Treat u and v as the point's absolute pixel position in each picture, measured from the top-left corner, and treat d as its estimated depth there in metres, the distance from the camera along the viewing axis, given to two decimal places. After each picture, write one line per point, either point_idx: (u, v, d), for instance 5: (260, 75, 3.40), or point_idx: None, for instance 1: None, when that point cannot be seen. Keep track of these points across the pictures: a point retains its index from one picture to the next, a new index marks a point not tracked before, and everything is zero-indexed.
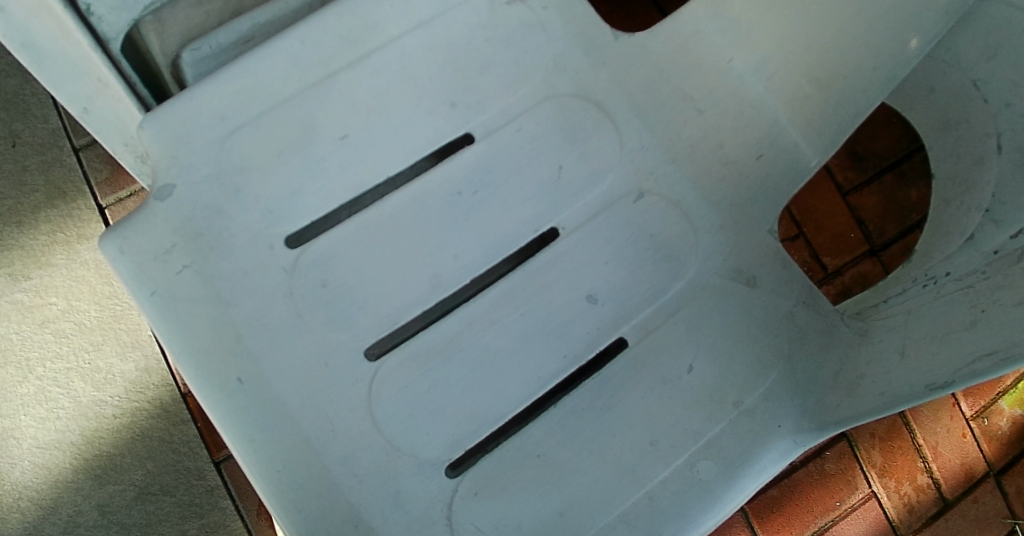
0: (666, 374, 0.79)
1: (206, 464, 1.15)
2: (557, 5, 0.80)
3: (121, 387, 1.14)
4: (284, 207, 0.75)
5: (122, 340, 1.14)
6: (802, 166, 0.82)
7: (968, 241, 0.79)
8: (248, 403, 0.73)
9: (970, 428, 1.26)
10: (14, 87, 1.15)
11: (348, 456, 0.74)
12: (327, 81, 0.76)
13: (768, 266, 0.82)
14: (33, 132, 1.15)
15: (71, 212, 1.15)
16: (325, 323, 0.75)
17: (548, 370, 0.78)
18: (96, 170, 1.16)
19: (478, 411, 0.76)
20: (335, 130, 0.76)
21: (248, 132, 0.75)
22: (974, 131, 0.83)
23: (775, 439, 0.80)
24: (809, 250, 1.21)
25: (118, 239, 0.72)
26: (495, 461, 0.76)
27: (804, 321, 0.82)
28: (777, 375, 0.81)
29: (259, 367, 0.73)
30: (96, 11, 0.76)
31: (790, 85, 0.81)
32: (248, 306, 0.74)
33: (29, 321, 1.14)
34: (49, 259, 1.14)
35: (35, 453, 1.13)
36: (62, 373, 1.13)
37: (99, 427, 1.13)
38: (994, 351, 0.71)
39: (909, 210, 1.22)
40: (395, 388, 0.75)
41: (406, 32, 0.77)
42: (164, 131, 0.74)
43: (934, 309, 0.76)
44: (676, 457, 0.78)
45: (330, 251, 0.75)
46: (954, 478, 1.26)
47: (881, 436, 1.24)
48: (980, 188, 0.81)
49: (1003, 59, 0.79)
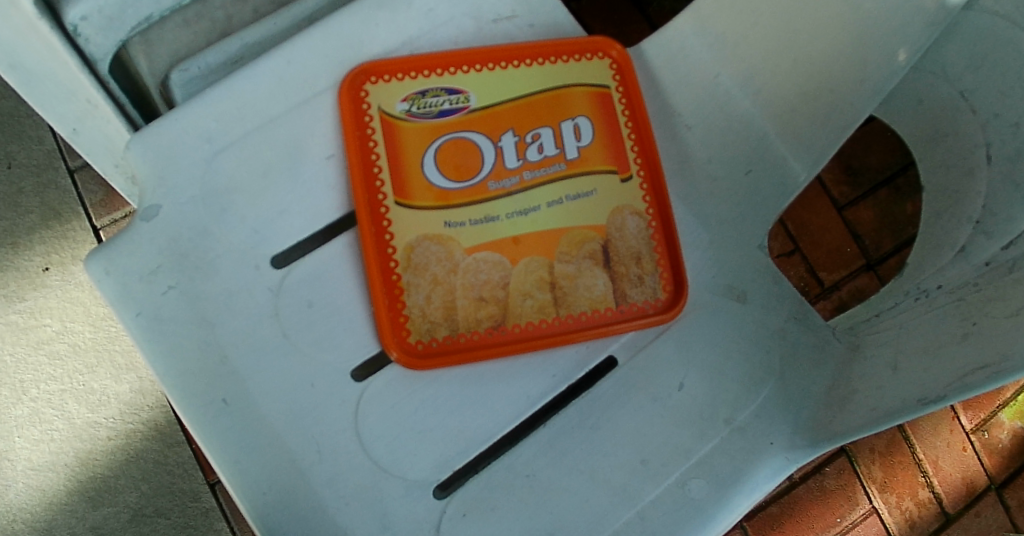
0: (656, 392, 0.78)
1: (200, 485, 1.13)
2: (543, 23, 0.81)
3: (115, 409, 1.13)
4: (270, 227, 0.75)
5: (116, 361, 1.14)
6: (791, 182, 0.82)
7: (960, 253, 0.79)
8: (233, 426, 0.72)
9: (970, 442, 1.25)
10: (9, 109, 1.16)
11: (334, 478, 0.73)
12: (314, 99, 0.76)
13: (758, 281, 0.81)
14: (29, 153, 1.16)
15: (67, 233, 1.15)
16: (313, 343, 0.74)
17: (537, 389, 0.77)
18: (91, 192, 1.16)
19: (466, 430, 0.76)
20: (321, 150, 0.76)
21: (233, 152, 0.75)
22: (963, 142, 0.81)
23: (768, 457, 0.78)
24: (805, 265, 1.21)
25: (104, 260, 0.72)
26: (484, 481, 0.75)
27: (795, 337, 0.81)
28: (768, 391, 0.80)
29: (245, 388, 0.73)
30: (83, 32, 0.73)
31: (779, 100, 0.81)
32: (235, 326, 0.73)
33: (23, 343, 1.13)
34: (44, 280, 1.14)
35: (30, 475, 1.12)
36: (56, 395, 1.13)
37: (93, 449, 1.12)
38: (987, 364, 0.68)
39: (906, 223, 1.21)
40: (383, 408, 0.75)
41: (392, 51, 0.78)
42: (151, 151, 0.74)
43: (929, 322, 0.76)
44: (667, 476, 0.77)
45: (316, 270, 0.75)
46: (955, 492, 1.24)
47: (881, 451, 1.23)
48: (970, 199, 0.80)
49: (989, 69, 0.78)
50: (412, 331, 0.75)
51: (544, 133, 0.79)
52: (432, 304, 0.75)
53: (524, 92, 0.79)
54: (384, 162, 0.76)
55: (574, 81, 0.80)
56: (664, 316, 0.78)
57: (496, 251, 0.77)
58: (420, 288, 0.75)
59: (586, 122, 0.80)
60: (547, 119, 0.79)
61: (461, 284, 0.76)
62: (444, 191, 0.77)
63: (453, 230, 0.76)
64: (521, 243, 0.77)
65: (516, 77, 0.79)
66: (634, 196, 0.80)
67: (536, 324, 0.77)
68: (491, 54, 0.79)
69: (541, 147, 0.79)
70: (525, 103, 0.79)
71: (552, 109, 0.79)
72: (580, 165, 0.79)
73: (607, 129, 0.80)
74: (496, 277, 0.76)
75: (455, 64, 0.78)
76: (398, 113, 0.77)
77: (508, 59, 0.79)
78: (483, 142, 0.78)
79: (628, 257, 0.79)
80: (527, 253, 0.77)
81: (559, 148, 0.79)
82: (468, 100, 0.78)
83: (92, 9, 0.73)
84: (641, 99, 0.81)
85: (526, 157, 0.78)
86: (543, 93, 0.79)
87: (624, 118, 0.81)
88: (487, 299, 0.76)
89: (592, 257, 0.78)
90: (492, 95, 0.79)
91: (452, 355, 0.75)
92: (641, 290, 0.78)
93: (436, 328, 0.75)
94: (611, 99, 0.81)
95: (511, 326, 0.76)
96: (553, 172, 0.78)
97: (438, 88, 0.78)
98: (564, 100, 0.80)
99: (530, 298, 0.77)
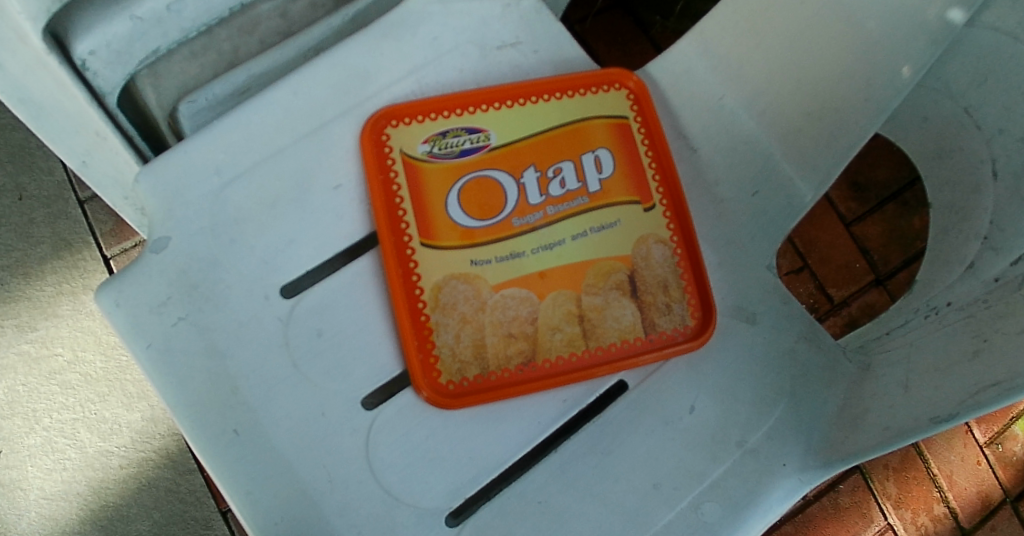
0: (668, 415, 0.78)
1: (213, 513, 1.13)
2: (547, 49, 0.82)
3: (127, 438, 1.13)
4: (279, 257, 0.75)
5: (128, 391, 1.14)
6: (797, 202, 0.83)
7: (969, 269, 0.79)
8: (244, 456, 0.72)
9: (984, 455, 1.25)
10: (20, 141, 1.17)
11: (346, 507, 0.73)
12: (320, 130, 0.77)
13: (767, 302, 0.81)
14: (39, 185, 1.17)
15: (77, 263, 1.16)
16: (322, 373, 0.75)
17: (548, 414, 0.77)
18: (101, 222, 1.17)
19: (477, 457, 0.76)
20: (329, 180, 0.77)
21: (242, 184, 0.75)
22: (968, 158, 0.81)
23: (781, 478, 0.78)
24: (814, 282, 1.21)
25: (114, 292, 0.72)
26: (496, 508, 0.75)
27: (806, 357, 0.81)
28: (780, 412, 0.79)
29: (256, 418, 0.73)
30: (92, 67, 0.72)
31: (783, 120, 0.82)
32: (246, 356, 0.73)
33: (35, 373, 1.13)
34: (55, 310, 1.15)
35: (42, 504, 1.11)
36: (69, 424, 1.13)
37: (105, 478, 1.12)
38: (999, 382, 0.68)
39: (913, 238, 1.22)
40: (393, 436, 0.75)
41: (398, 80, 0.79)
42: (160, 184, 0.74)
43: (938, 340, 0.76)
44: (680, 500, 0.76)
45: (325, 300, 0.76)
46: (971, 506, 1.24)
47: (896, 467, 1.22)
48: (978, 214, 0.79)
49: (994, 84, 0.78)
50: (443, 371, 0.75)
51: (564, 167, 0.79)
52: (462, 343, 0.76)
53: (544, 126, 0.80)
54: (408, 204, 0.77)
55: (592, 114, 0.81)
56: (695, 343, 0.78)
57: (523, 287, 0.77)
58: (449, 327, 0.76)
59: (606, 153, 0.80)
60: (567, 152, 0.80)
61: (490, 321, 0.76)
62: (469, 229, 0.77)
63: (479, 268, 0.77)
64: (549, 278, 0.77)
65: (534, 113, 0.80)
66: (657, 225, 0.80)
67: (566, 358, 0.77)
68: (508, 92, 0.79)
69: (563, 181, 0.79)
70: (544, 139, 0.80)
71: (572, 143, 0.80)
72: (602, 197, 0.79)
73: (628, 159, 0.80)
74: (524, 312, 0.76)
75: (474, 103, 0.79)
76: (420, 154, 0.78)
77: (525, 96, 0.80)
78: (505, 179, 0.78)
79: (655, 286, 0.79)
80: (554, 288, 0.77)
81: (581, 181, 0.79)
82: (488, 139, 0.79)
83: (100, 43, 0.71)
84: (659, 127, 0.82)
85: (548, 193, 0.79)
86: (562, 128, 0.80)
87: (643, 148, 0.81)
88: (516, 335, 0.76)
89: (620, 287, 0.78)
90: (512, 133, 0.79)
91: (483, 393, 0.75)
92: (671, 318, 0.78)
93: (466, 367, 0.76)
94: (630, 130, 0.81)
95: (541, 361, 0.76)
96: (576, 205, 0.79)
97: (458, 128, 0.78)
98: (584, 133, 0.80)
99: (559, 331, 0.77)
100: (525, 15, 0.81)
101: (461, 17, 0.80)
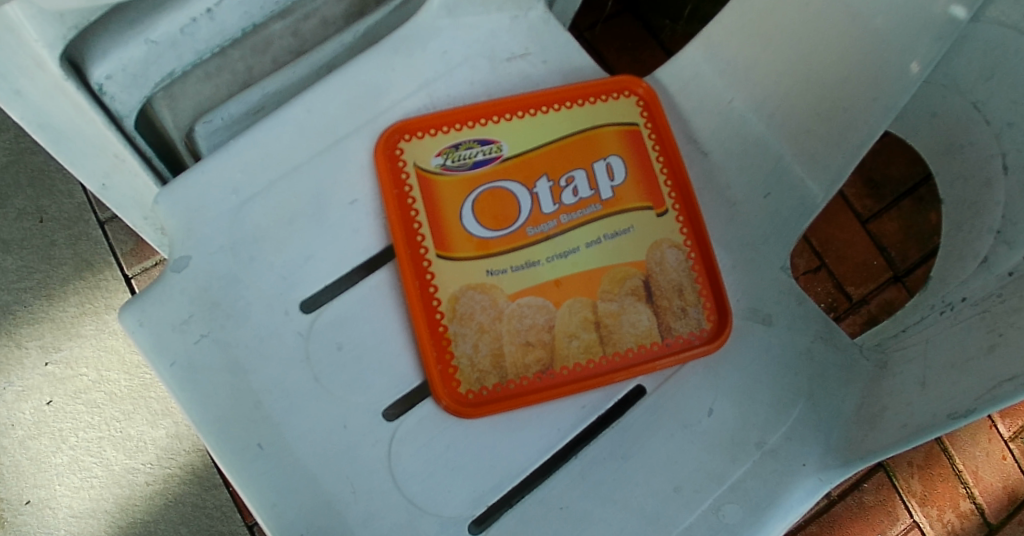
0: (686, 419, 0.78)
1: (239, 527, 1.15)
2: (557, 59, 0.83)
3: (152, 455, 1.14)
4: (298, 273, 0.77)
5: (152, 408, 1.15)
6: (809, 202, 0.83)
7: (983, 263, 0.79)
8: (269, 470, 0.73)
9: (1009, 450, 1.24)
10: (39, 164, 1.19)
11: (370, 517, 0.74)
12: (334, 146, 0.78)
13: (783, 303, 0.82)
14: (60, 207, 1.18)
15: (99, 283, 1.17)
16: (344, 386, 0.76)
17: (568, 421, 0.78)
18: (121, 242, 1.19)
19: (499, 464, 0.76)
20: (345, 195, 0.78)
21: (259, 202, 0.76)
22: (979, 153, 0.80)
23: (802, 478, 0.78)
24: (832, 281, 1.21)
25: (137, 312, 0.73)
26: (519, 515, 0.76)
27: (822, 356, 0.81)
28: (798, 412, 0.80)
29: (280, 432, 0.74)
30: (109, 90, 0.73)
31: (792, 121, 0.82)
32: (267, 372, 0.75)
33: (61, 392, 1.15)
34: (79, 330, 1.16)
35: (71, 522, 1.13)
36: (94, 443, 1.14)
37: (132, 495, 1.14)
38: (1014, 376, 0.68)
39: (931, 234, 1.22)
40: (416, 446, 0.76)
41: (409, 94, 0.80)
42: (179, 204, 0.75)
43: (953, 336, 0.76)
44: (700, 502, 0.77)
45: (343, 314, 0.77)
46: (998, 501, 1.23)
47: (920, 464, 1.22)
48: (990, 209, 0.79)
49: (1001, 78, 0.78)
50: (463, 381, 0.76)
51: (576, 176, 0.80)
52: (480, 353, 0.77)
53: (555, 135, 0.81)
54: (423, 217, 0.78)
55: (602, 121, 0.82)
56: (711, 346, 0.78)
57: (539, 295, 0.78)
58: (466, 337, 0.77)
59: (618, 161, 0.81)
60: (579, 161, 0.80)
61: (507, 330, 0.77)
62: (484, 240, 0.78)
63: (495, 278, 0.77)
64: (564, 286, 0.78)
65: (545, 123, 0.81)
66: (671, 230, 0.80)
67: (584, 365, 0.77)
68: (519, 103, 0.80)
69: (575, 190, 0.80)
70: (555, 148, 0.80)
71: (584, 151, 0.81)
72: (615, 204, 0.80)
73: (639, 166, 0.81)
74: (541, 320, 0.77)
75: (485, 115, 0.80)
76: (433, 168, 0.79)
77: (535, 106, 0.80)
78: (518, 189, 0.79)
79: (670, 291, 0.80)
80: (570, 295, 0.78)
81: (594, 189, 0.80)
82: (500, 150, 0.80)
83: (115, 68, 0.72)
84: (670, 132, 0.82)
85: (562, 201, 0.79)
86: (573, 136, 0.81)
87: (654, 154, 0.82)
88: (533, 343, 0.77)
89: (635, 293, 0.79)
90: (524, 143, 0.80)
91: (503, 401, 0.76)
92: (687, 322, 0.79)
93: (485, 376, 0.76)
94: (641, 136, 0.82)
95: (559, 368, 0.77)
96: (589, 213, 0.79)
97: (470, 140, 0.79)
98: (595, 141, 0.81)
99: (575, 338, 0.78)
100: (534, 25, 0.82)
101: (470, 31, 0.81)
